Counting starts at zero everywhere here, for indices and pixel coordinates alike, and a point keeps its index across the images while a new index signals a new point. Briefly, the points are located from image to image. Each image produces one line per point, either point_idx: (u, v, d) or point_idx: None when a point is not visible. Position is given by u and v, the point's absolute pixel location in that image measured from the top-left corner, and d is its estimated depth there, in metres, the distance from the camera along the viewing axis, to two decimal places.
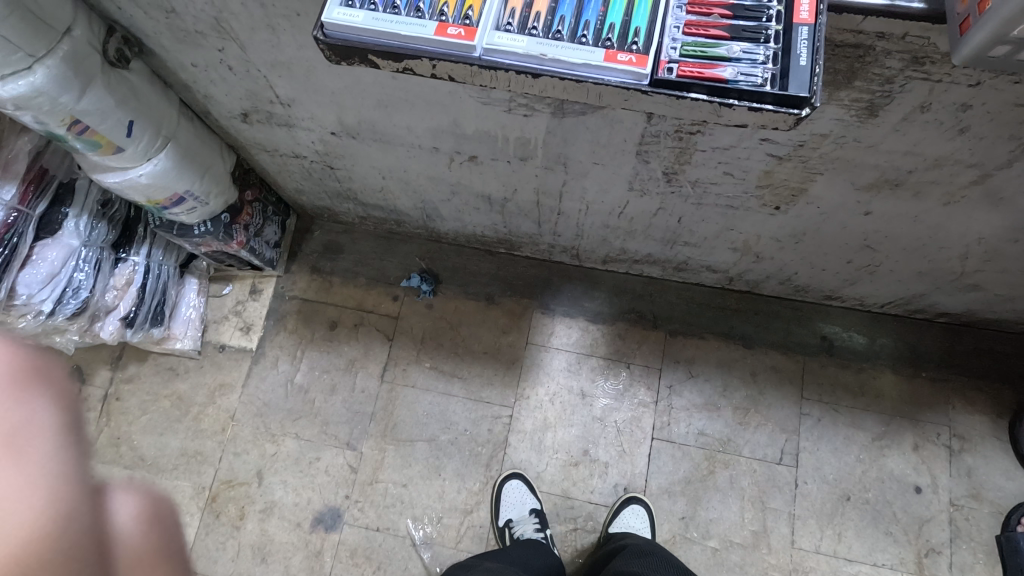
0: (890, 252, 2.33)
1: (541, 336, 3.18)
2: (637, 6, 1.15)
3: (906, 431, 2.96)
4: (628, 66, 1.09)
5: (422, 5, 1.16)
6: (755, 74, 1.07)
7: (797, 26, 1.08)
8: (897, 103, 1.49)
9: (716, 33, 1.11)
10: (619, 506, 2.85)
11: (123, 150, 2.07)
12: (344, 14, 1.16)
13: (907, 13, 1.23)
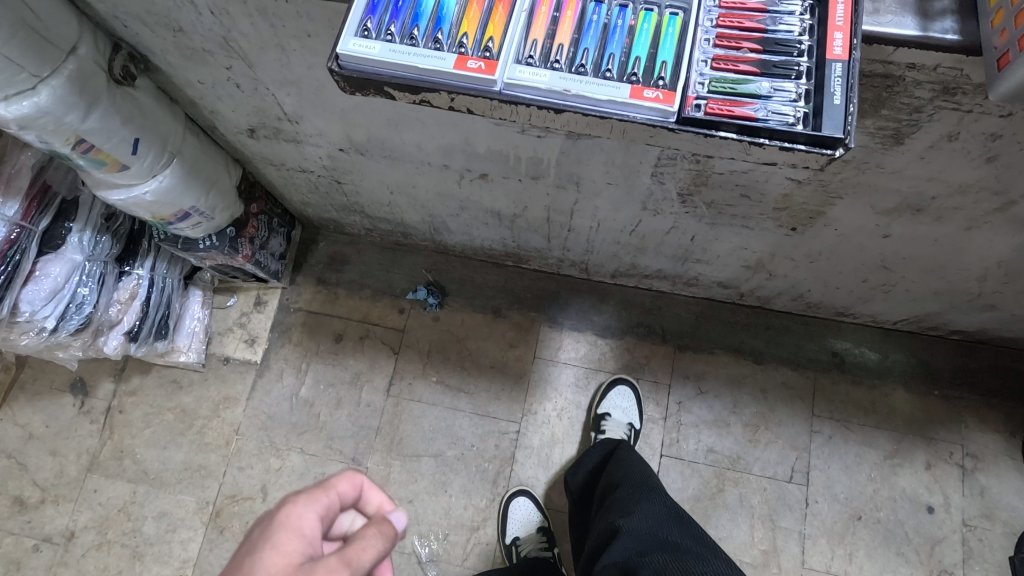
0: (906, 272, 2.29)
1: (548, 350, 3.14)
2: (663, 40, 1.11)
3: (919, 450, 2.92)
4: (654, 104, 1.05)
5: (441, 37, 1.13)
6: (786, 114, 1.04)
7: (830, 62, 1.05)
8: (924, 131, 1.45)
9: (745, 68, 1.08)
10: (607, 388, 3.00)
11: (128, 168, 2.04)
12: (360, 45, 1.12)
13: (941, 44, 1.19)
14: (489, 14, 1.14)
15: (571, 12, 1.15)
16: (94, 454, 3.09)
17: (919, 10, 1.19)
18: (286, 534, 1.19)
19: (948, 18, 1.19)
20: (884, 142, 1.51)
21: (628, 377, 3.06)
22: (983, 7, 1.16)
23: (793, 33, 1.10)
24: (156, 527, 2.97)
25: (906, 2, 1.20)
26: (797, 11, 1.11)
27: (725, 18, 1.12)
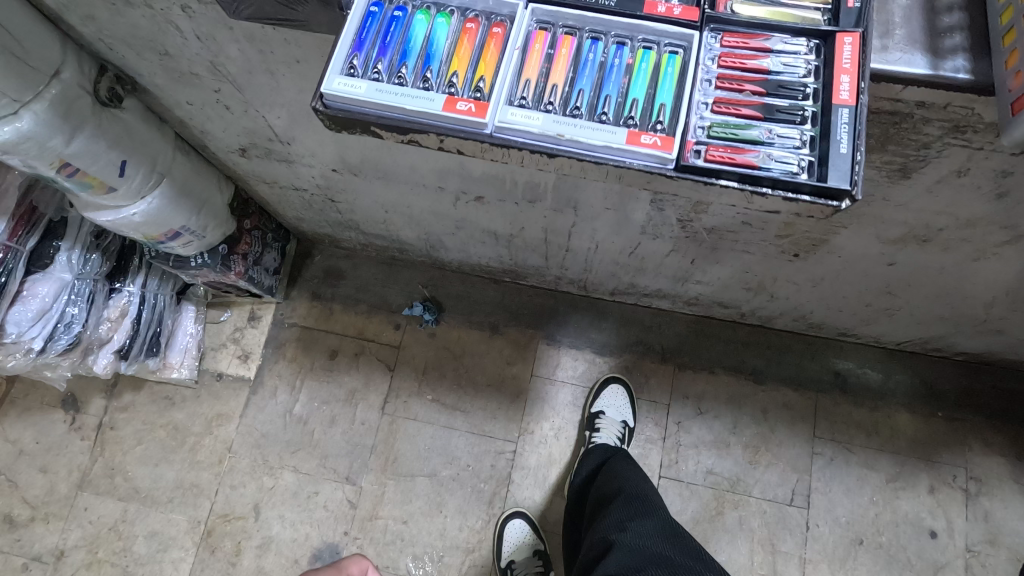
0: (911, 298, 2.24)
1: (545, 369, 3.10)
2: (661, 82, 1.07)
3: (922, 473, 2.87)
4: (652, 150, 1.00)
5: (430, 76, 1.08)
6: (789, 163, 0.99)
7: (836, 107, 1.00)
8: (933, 167, 1.40)
9: (747, 112, 1.03)
10: (599, 387, 2.99)
11: (115, 190, 1.99)
12: (345, 84, 1.07)
13: (951, 83, 1.14)
14: (480, 52, 1.10)
15: (565, 50, 1.10)
16: (84, 471, 3.05)
17: (929, 49, 1.15)
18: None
19: (959, 56, 1.14)
20: (890, 176, 1.47)
21: (622, 375, 3.05)
22: (995, 47, 1.12)
23: (797, 76, 1.05)
24: (147, 546, 2.93)
25: (915, 39, 1.15)
26: (802, 52, 1.06)
27: (726, 57, 1.06)
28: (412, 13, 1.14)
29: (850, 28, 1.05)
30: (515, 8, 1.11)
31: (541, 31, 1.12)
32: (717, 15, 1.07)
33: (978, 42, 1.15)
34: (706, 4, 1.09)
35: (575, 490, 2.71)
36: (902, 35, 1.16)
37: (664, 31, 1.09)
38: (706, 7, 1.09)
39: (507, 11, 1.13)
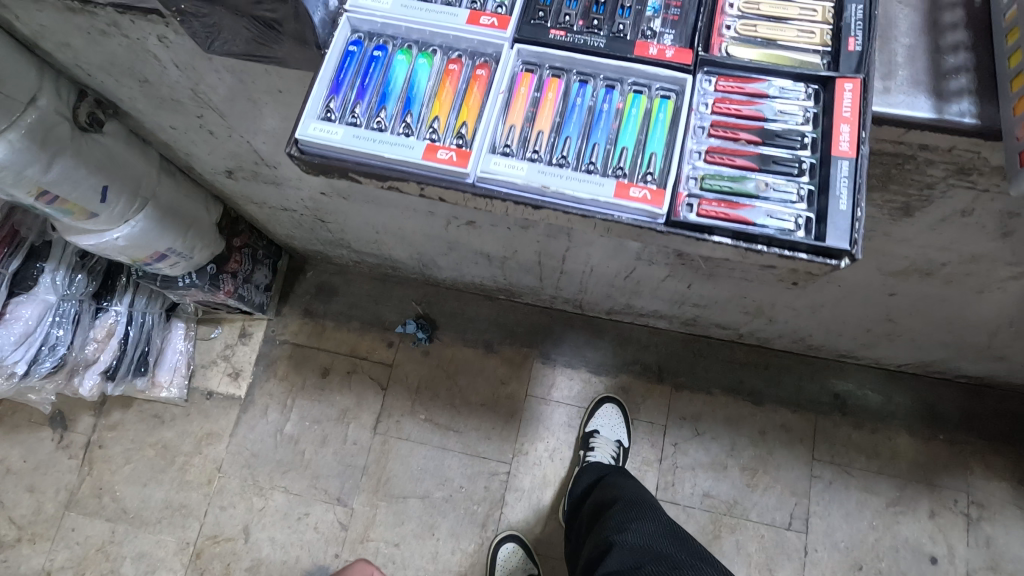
0: (912, 325, 2.18)
1: (540, 388, 3.05)
2: (652, 129, 1.03)
3: (922, 497, 2.82)
4: (642, 205, 0.96)
5: (411, 121, 1.04)
6: (786, 218, 0.94)
7: (836, 159, 0.95)
8: (936, 206, 1.35)
9: (742, 163, 0.99)
10: (594, 406, 2.94)
11: (97, 215, 1.94)
12: (322, 129, 1.02)
13: (957, 127, 1.09)
14: (463, 96, 1.06)
15: (552, 94, 1.06)
16: (72, 490, 3.01)
17: (933, 92, 1.10)
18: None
19: (965, 99, 1.09)
20: (892, 214, 1.42)
21: (617, 394, 3.00)
22: (1003, 92, 1.07)
23: (795, 123, 1.00)
24: (134, 569, 2.88)
25: (919, 81, 1.10)
26: (800, 98, 1.01)
27: (720, 103, 1.02)
28: (393, 53, 1.11)
29: (850, 74, 1.00)
30: (500, 49, 1.07)
31: (527, 73, 1.07)
32: (711, 59, 1.02)
33: (985, 85, 1.10)
34: (699, 47, 1.04)
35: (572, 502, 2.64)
36: (905, 77, 1.11)
37: (656, 75, 1.04)
38: (699, 50, 1.04)
39: (492, 52, 1.09)
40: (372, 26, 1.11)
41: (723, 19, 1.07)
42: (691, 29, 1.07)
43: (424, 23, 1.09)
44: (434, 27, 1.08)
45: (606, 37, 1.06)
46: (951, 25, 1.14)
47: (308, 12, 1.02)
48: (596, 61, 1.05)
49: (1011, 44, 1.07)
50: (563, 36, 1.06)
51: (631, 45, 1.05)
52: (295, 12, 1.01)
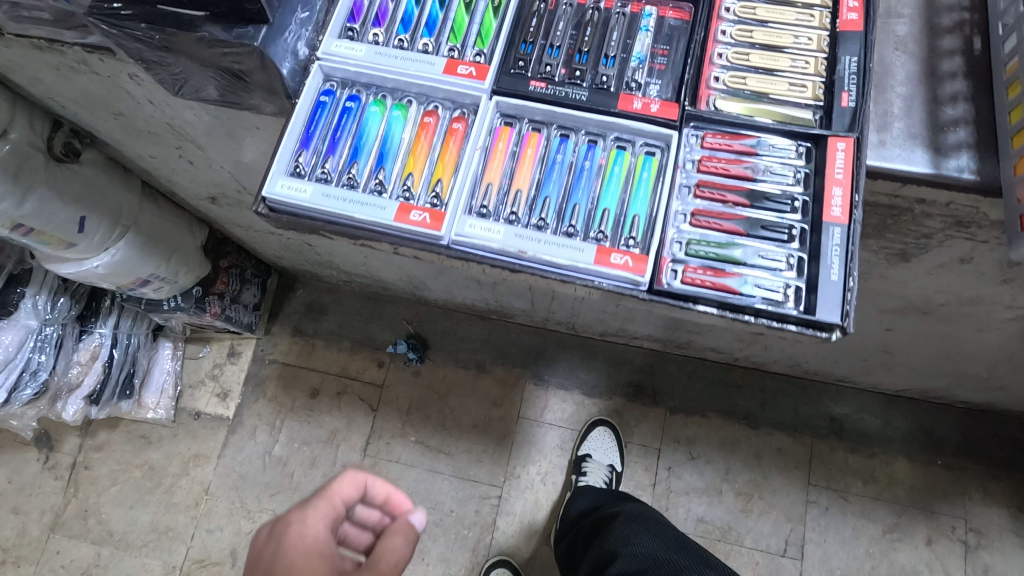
0: (909, 356, 2.13)
1: (533, 410, 3.00)
2: (636, 189, 1.06)
3: (920, 524, 2.75)
4: (622, 272, 0.96)
5: (385, 180, 1.06)
6: (775, 288, 0.97)
7: (828, 224, 0.98)
8: (934, 253, 1.31)
9: (729, 227, 1.02)
10: (587, 429, 2.89)
11: (75, 246, 1.89)
12: (289, 187, 0.99)
13: (955, 183, 1.05)
14: (438, 153, 1.08)
15: (531, 151, 1.09)
16: (57, 513, 2.96)
17: (930, 147, 1.05)
18: (296, 553, 1.11)
19: (964, 154, 1.05)
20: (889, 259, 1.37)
21: (610, 418, 2.95)
22: (1003, 148, 1.03)
23: (787, 183, 1.04)
24: None
25: (915, 133, 1.06)
26: (791, 155, 1.05)
27: (707, 163, 1.05)
28: (366, 104, 1.13)
29: (843, 132, 1.03)
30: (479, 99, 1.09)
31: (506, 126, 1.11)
32: (697, 113, 1.06)
33: (984, 139, 1.06)
34: (685, 101, 1.07)
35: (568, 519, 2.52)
36: (901, 130, 1.07)
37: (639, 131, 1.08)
38: (686, 104, 1.07)
39: (471, 102, 1.11)
40: (344, 74, 1.12)
41: (712, 70, 1.12)
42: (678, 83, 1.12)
43: (398, 72, 1.10)
44: (409, 77, 1.10)
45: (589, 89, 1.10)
46: (950, 75, 1.09)
47: (274, 63, 1.04)
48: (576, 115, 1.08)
49: (1011, 99, 1.03)
50: (544, 86, 1.09)
51: (615, 99, 1.09)
52: (263, 66, 1.05)
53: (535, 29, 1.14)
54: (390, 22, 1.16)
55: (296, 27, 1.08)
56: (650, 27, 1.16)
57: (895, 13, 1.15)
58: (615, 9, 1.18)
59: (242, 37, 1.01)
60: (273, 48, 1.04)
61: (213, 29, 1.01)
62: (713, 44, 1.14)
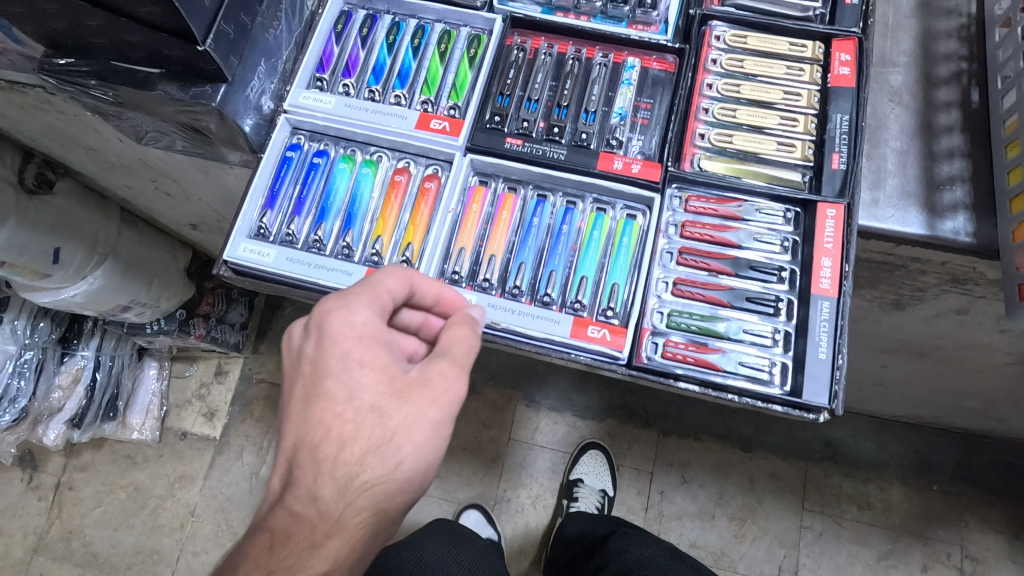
0: (896, 392, 2.00)
1: (523, 430, 2.75)
2: (616, 255, 1.21)
3: (914, 550, 2.52)
4: (600, 343, 1.10)
5: (351, 244, 1.23)
6: (761, 367, 1.11)
7: (818, 298, 1.11)
8: (927, 306, 1.30)
9: (714, 297, 1.17)
10: (578, 453, 2.63)
11: (48, 277, 1.82)
12: (255, 253, 1.18)
13: (951, 243, 1.14)
14: (406, 217, 1.25)
15: (506, 213, 1.25)
16: (40, 534, 2.67)
17: (926, 207, 1.16)
18: (349, 346, 0.98)
19: (960, 215, 1.15)
20: (884, 308, 1.36)
21: (603, 441, 2.69)
22: (1001, 211, 1.12)
23: (773, 252, 1.19)
24: None
25: (908, 193, 1.18)
26: (780, 221, 1.20)
27: (692, 231, 1.20)
28: (336, 160, 1.31)
29: (833, 197, 1.16)
30: (452, 153, 1.26)
31: (482, 184, 1.28)
32: (679, 173, 1.19)
33: (977, 200, 1.17)
34: (669, 162, 1.20)
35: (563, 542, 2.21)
36: (894, 188, 1.20)
37: (619, 191, 1.22)
38: (670, 165, 1.20)
39: (443, 159, 1.29)
40: (310, 127, 1.31)
41: (699, 125, 1.29)
42: (661, 139, 1.26)
43: (367, 124, 1.27)
44: (382, 133, 1.27)
45: (567, 146, 1.25)
46: (946, 129, 1.24)
47: (235, 119, 1.20)
48: (558, 175, 1.23)
49: (1010, 159, 1.13)
50: (521, 144, 1.24)
51: (595, 159, 1.22)
52: (223, 121, 1.20)
53: (512, 82, 1.30)
54: (360, 70, 1.35)
55: (261, 79, 1.25)
56: (632, 79, 1.31)
57: (891, 62, 1.31)
58: (596, 59, 1.34)
59: (200, 96, 1.15)
60: (231, 103, 1.18)
61: (169, 87, 1.15)
62: (700, 99, 1.30)
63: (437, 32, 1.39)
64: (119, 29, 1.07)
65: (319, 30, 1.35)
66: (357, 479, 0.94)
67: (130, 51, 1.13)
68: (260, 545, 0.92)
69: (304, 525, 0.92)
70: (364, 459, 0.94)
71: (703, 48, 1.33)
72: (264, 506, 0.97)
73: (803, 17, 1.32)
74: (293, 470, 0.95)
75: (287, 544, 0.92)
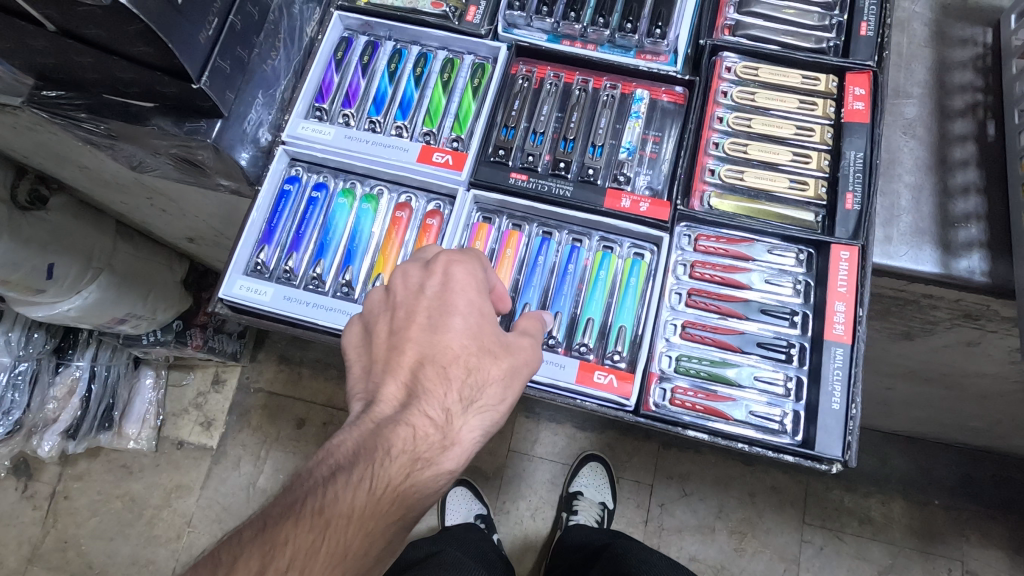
0: (901, 408, 1.91)
1: (519, 440, 2.41)
2: (623, 297, 1.20)
3: (916, 567, 2.20)
4: (606, 390, 1.10)
5: (351, 282, 1.23)
6: (772, 416, 1.13)
7: (831, 344, 1.11)
8: (938, 336, 1.33)
9: (724, 341, 1.18)
10: (577, 465, 2.31)
11: (42, 292, 1.78)
12: (252, 290, 1.18)
13: (966, 282, 1.17)
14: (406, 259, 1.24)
15: (509, 251, 1.24)
16: (35, 543, 2.48)
17: (940, 245, 1.20)
18: (473, 288, 1.00)
19: (975, 254, 1.19)
20: (893, 335, 1.39)
21: (602, 453, 2.37)
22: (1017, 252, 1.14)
23: (784, 295, 1.20)
24: None
25: (922, 230, 1.22)
26: (792, 262, 1.21)
27: (700, 273, 1.21)
28: (335, 195, 1.30)
29: (847, 239, 1.16)
30: (456, 187, 1.25)
31: (485, 222, 1.26)
32: (688, 212, 1.19)
33: (991, 238, 1.20)
34: (677, 201, 1.21)
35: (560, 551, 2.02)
36: (908, 226, 1.23)
37: (626, 229, 1.22)
38: (678, 205, 1.21)
39: (445, 194, 1.28)
40: (308, 158, 1.30)
41: (708, 160, 1.28)
42: (669, 174, 1.25)
43: (368, 157, 1.26)
44: (385, 165, 1.26)
45: (574, 182, 1.24)
46: (962, 163, 1.27)
47: (229, 150, 1.20)
48: (564, 213, 1.23)
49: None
50: (525, 179, 1.23)
51: (603, 197, 1.22)
52: (219, 154, 1.21)
53: (517, 113, 1.29)
54: (360, 99, 1.33)
55: (258, 111, 1.26)
56: (641, 111, 1.30)
57: (905, 93, 1.34)
58: (604, 89, 1.32)
59: (195, 131, 1.15)
60: (227, 137, 1.18)
61: (163, 121, 1.16)
62: (710, 133, 1.29)
63: (440, 59, 1.37)
64: (110, 66, 1.07)
65: (319, 57, 1.33)
66: (478, 402, 0.95)
67: (123, 87, 1.13)
68: (397, 444, 0.90)
69: (435, 432, 0.92)
70: (486, 384, 0.95)
71: (713, 78, 1.31)
72: (380, 406, 0.93)
73: (817, 48, 1.31)
74: (417, 380, 0.95)
75: (423, 445, 0.91)
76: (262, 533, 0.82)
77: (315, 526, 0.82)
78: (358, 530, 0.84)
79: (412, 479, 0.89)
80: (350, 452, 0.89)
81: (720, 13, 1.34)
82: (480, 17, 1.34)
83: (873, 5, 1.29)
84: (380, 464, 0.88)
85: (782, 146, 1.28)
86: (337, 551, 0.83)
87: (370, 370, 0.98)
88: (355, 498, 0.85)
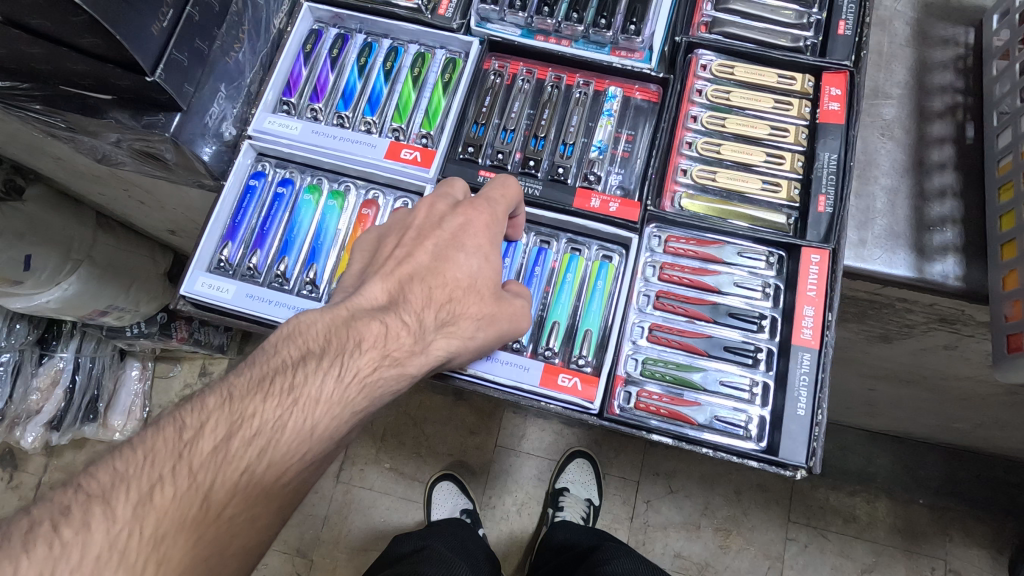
0: (886, 408, 1.90)
1: (506, 435, 2.39)
2: (590, 299, 1.20)
3: (899, 565, 2.20)
4: (571, 393, 1.09)
5: (315, 280, 1.21)
6: (738, 423, 1.12)
7: (800, 349, 1.10)
8: (914, 339, 1.32)
9: (692, 344, 1.17)
10: (561, 461, 2.29)
11: (20, 283, 1.75)
12: (214, 287, 1.17)
13: (939, 286, 1.17)
14: None
15: None
16: None
17: (915, 248, 1.19)
18: (484, 237, 1.06)
19: (949, 258, 1.18)
20: (871, 337, 1.39)
21: (589, 449, 2.35)
22: (992, 256, 1.14)
23: (754, 298, 1.19)
24: None
25: (897, 233, 1.21)
26: (763, 265, 1.20)
27: (669, 273, 1.20)
28: (302, 192, 1.29)
29: (818, 242, 1.15)
30: (423, 185, 1.23)
31: None
32: (658, 213, 1.19)
33: (966, 242, 1.19)
34: (647, 203, 1.20)
35: (544, 550, 2.00)
36: (882, 229, 1.22)
37: (595, 230, 1.21)
38: (648, 206, 1.20)
39: (413, 192, 1.26)
40: (276, 154, 1.29)
41: (681, 160, 1.27)
42: (641, 174, 1.24)
43: (335, 153, 1.24)
44: (354, 162, 1.25)
45: (543, 180, 1.23)
46: (939, 166, 1.26)
47: (189, 146, 1.18)
48: (533, 212, 1.22)
49: (1003, 203, 1.14)
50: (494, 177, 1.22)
51: (573, 196, 1.21)
52: (180, 149, 1.19)
53: (488, 109, 1.28)
54: (329, 94, 1.32)
55: (222, 105, 1.24)
56: (613, 109, 1.29)
57: (884, 93, 1.32)
58: (576, 86, 1.31)
59: (153, 125, 1.13)
60: (187, 131, 1.17)
61: (120, 115, 1.14)
62: (684, 132, 1.28)
63: (412, 54, 1.35)
64: (62, 58, 1.05)
65: (287, 50, 1.32)
66: (449, 327, 1.01)
67: (78, 79, 1.11)
68: (368, 337, 0.95)
69: (407, 337, 0.98)
70: (461, 317, 1.02)
71: (688, 76, 1.30)
72: (359, 301, 0.99)
73: (794, 46, 1.29)
74: (399, 291, 1.01)
75: (394, 344, 0.96)
76: (228, 403, 0.86)
77: (283, 402, 0.87)
78: (326, 412, 0.88)
79: (378, 374, 0.94)
80: (320, 337, 0.94)
81: (698, 9, 1.33)
82: (453, 10, 1.32)
83: (852, 3, 1.27)
84: (350, 354, 0.93)
85: (756, 147, 1.27)
86: (304, 428, 0.87)
87: (365, 271, 1.05)
88: (323, 384, 0.90)
